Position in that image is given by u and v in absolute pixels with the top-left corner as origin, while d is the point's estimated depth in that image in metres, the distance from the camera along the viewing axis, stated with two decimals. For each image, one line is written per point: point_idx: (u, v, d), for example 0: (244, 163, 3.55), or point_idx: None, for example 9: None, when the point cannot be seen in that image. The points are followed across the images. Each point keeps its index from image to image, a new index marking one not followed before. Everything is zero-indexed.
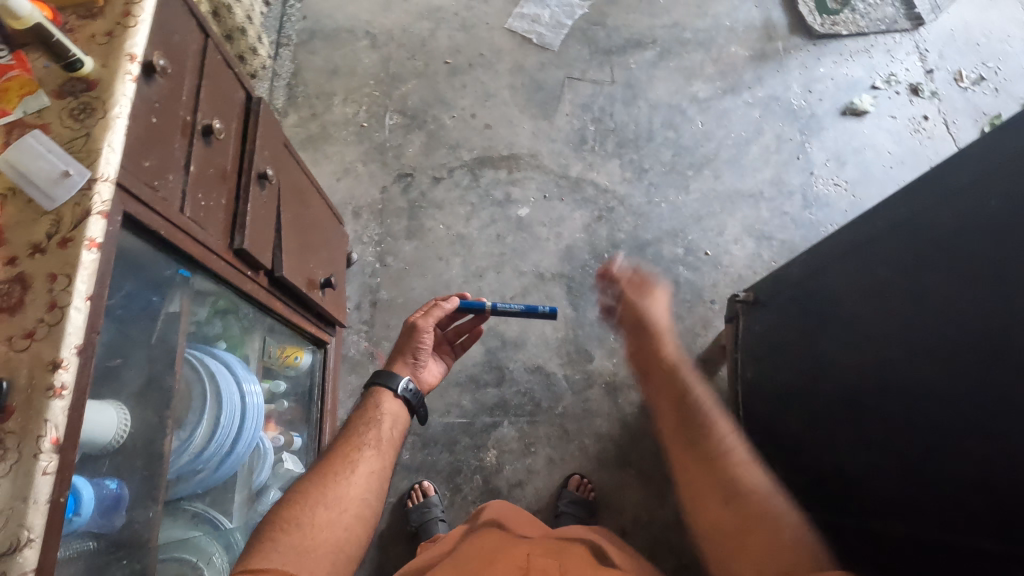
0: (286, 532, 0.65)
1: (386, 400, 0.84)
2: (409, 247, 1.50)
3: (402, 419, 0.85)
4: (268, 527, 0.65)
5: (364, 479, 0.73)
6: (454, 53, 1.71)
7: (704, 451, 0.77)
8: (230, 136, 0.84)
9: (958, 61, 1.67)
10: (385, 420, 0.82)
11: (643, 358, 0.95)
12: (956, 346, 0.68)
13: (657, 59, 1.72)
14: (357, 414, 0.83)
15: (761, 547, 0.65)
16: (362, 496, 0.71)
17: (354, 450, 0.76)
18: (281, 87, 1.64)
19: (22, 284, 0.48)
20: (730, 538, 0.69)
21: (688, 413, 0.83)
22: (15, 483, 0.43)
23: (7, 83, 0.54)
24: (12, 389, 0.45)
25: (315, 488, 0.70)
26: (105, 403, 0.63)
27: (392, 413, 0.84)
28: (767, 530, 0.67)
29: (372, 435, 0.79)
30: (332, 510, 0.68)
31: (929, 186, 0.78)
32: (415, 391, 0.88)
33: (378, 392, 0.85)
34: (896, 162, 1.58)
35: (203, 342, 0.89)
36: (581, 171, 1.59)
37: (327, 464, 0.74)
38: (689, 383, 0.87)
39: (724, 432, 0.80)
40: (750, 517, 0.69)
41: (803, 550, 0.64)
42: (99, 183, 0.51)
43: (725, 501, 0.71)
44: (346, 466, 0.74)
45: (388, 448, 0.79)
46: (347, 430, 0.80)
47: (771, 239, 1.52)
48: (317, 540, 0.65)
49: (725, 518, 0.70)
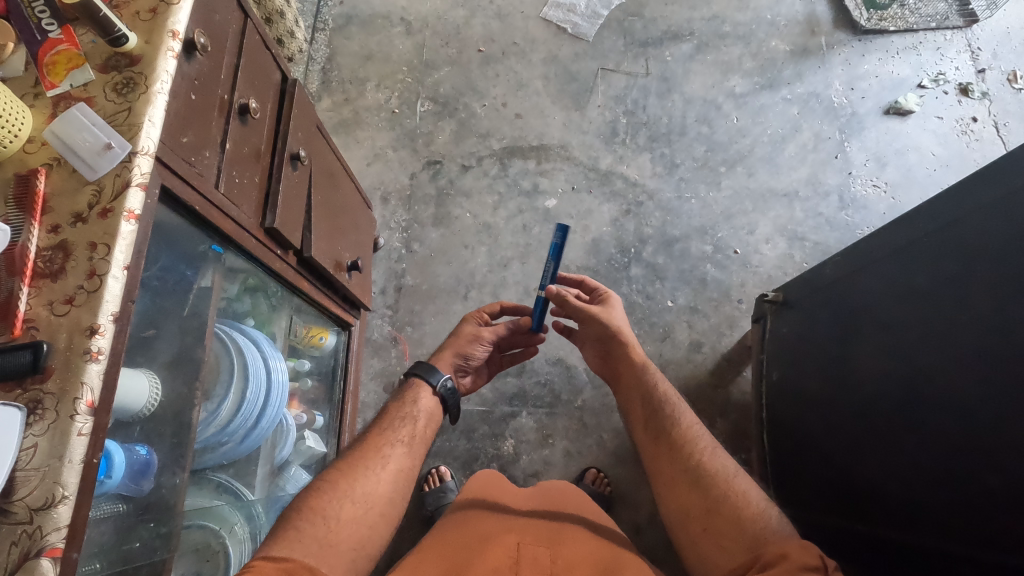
0: (312, 521, 0.64)
1: (424, 396, 0.86)
2: (435, 234, 1.51)
3: (435, 417, 0.86)
4: (295, 514, 0.65)
5: (392, 477, 0.74)
6: (487, 41, 1.70)
7: (668, 437, 0.76)
8: (265, 115, 0.85)
9: (1013, 61, 1.60)
10: (421, 417, 0.84)
11: (608, 350, 0.93)
12: (995, 359, 0.65)
13: (693, 52, 1.69)
14: (393, 407, 0.84)
15: (725, 528, 0.64)
16: (389, 494, 0.72)
17: (387, 444, 0.77)
18: (316, 71, 1.66)
19: (64, 251, 0.49)
20: (694, 521, 0.67)
21: (652, 403, 0.82)
22: (52, 441, 0.45)
23: (56, 57, 0.56)
24: (52, 351, 0.47)
25: (345, 480, 0.71)
26: (139, 371, 0.65)
27: (427, 411, 0.85)
28: (731, 509, 0.65)
29: (406, 432, 0.80)
30: (359, 505, 0.69)
31: (973, 192, 0.74)
32: (451, 387, 0.89)
33: (417, 384, 0.87)
34: (940, 165, 1.52)
35: (232, 318, 0.91)
36: (611, 164, 1.57)
37: (358, 456, 0.75)
38: (653, 373, 0.86)
39: (687, 418, 0.78)
40: (715, 497, 0.67)
41: (764, 529, 0.62)
42: (139, 157, 0.52)
43: (689, 484, 0.70)
44: (377, 461, 0.74)
45: (419, 446, 0.80)
46: (382, 423, 0.81)
47: (803, 239, 1.49)
48: (342, 534, 0.65)
49: (691, 501, 0.68)
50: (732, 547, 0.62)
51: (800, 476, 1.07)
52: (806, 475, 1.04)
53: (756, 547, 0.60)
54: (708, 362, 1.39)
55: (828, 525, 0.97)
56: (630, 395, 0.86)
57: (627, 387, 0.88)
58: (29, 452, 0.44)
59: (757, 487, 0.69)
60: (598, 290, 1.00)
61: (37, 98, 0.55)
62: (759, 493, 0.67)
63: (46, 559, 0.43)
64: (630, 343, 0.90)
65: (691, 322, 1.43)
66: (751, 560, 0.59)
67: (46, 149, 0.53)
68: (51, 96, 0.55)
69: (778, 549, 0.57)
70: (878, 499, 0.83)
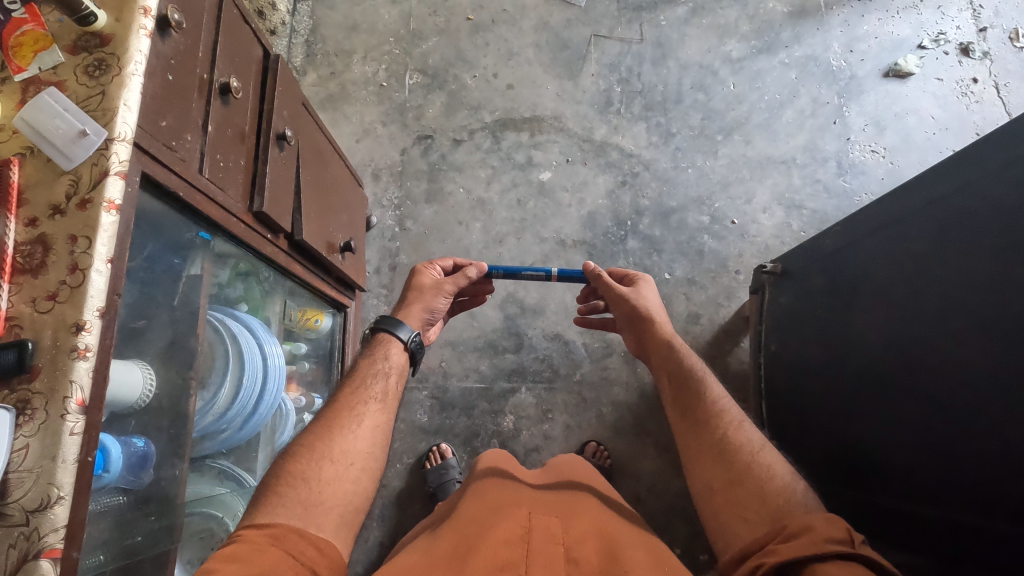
0: (293, 486, 0.63)
1: (394, 351, 0.84)
2: (429, 211, 1.48)
3: (405, 370, 0.84)
4: (275, 480, 0.64)
5: (369, 433, 0.73)
6: (476, 8, 1.64)
7: (695, 413, 0.76)
8: (248, 94, 0.82)
9: (1015, 18, 1.56)
10: (393, 373, 0.82)
11: (639, 334, 0.93)
12: (996, 330, 0.65)
13: (689, 16, 1.64)
14: (363, 364, 0.82)
15: (748, 500, 0.64)
16: (367, 450, 0.71)
17: (360, 402, 0.75)
18: (300, 44, 1.60)
19: (44, 246, 0.47)
20: (717, 493, 0.67)
21: (678, 378, 0.81)
22: (45, 442, 0.44)
23: (21, 38, 0.52)
24: (38, 350, 0.45)
25: (321, 441, 0.69)
26: (130, 363, 0.63)
27: (399, 366, 0.83)
28: (753, 482, 0.65)
29: (378, 388, 0.78)
30: (339, 464, 0.68)
31: (980, 156, 0.72)
32: (419, 340, 0.89)
33: (385, 339, 0.85)
34: (939, 128, 1.50)
35: (225, 304, 0.88)
36: (606, 134, 1.54)
37: (331, 415, 0.73)
38: (682, 349, 0.85)
39: (715, 392, 0.78)
40: (737, 471, 0.67)
41: (788, 503, 0.62)
42: (116, 143, 0.50)
43: (715, 456, 0.70)
44: (351, 419, 0.73)
45: (392, 402, 0.78)
46: (353, 380, 0.79)
47: (801, 208, 1.47)
48: (326, 493, 0.64)
49: (714, 475, 0.69)
50: (755, 518, 0.62)
51: (799, 443, 1.08)
52: (806, 444, 1.05)
53: (780, 519, 0.60)
54: (706, 334, 1.39)
55: (827, 491, 0.99)
56: (659, 373, 0.86)
57: (655, 365, 0.87)
58: (22, 453, 0.43)
59: (782, 460, 0.69)
60: (630, 273, 1.01)
61: (5, 83, 0.52)
62: (784, 469, 0.67)
63: (45, 560, 0.42)
64: (658, 321, 0.90)
65: (689, 294, 1.42)
66: (775, 530, 0.59)
67: (17, 137, 0.50)
68: (19, 80, 0.52)
69: (802, 522, 0.57)
70: (875, 467, 0.85)
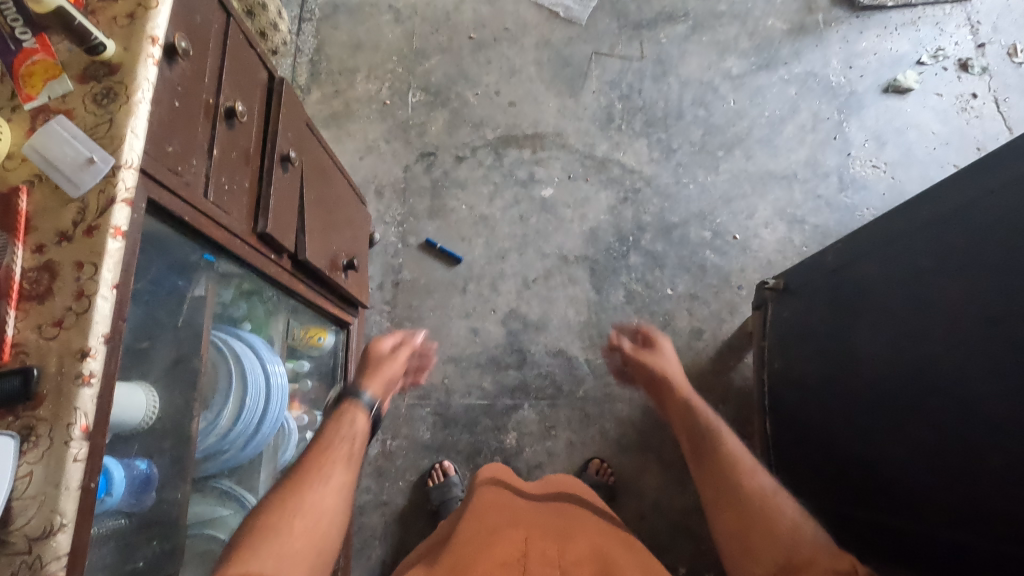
0: (262, 540, 0.63)
1: (359, 418, 0.88)
2: (431, 227, 1.49)
3: (366, 438, 0.87)
4: (243, 537, 0.63)
5: (338, 489, 0.73)
6: (478, 27, 1.66)
7: (709, 461, 0.77)
8: (253, 116, 0.83)
9: (1013, 34, 1.57)
10: (356, 439, 0.84)
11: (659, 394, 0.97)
12: (995, 349, 0.65)
13: (689, 33, 1.65)
14: (328, 430, 0.84)
15: (761, 539, 0.64)
16: (336, 504, 0.71)
17: (327, 461, 0.76)
18: (304, 63, 1.62)
19: (50, 272, 0.48)
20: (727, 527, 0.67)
21: (695, 431, 0.83)
22: (48, 469, 0.44)
23: (32, 68, 0.53)
24: (43, 377, 0.46)
25: (290, 496, 0.69)
26: (134, 385, 0.64)
27: (362, 432, 0.86)
28: (764, 519, 0.65)
29: (344, 450, 0.79)
30: (309, 518, 0.67)
31: (980, 175, 0.72)
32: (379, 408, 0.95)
33: (350, 408, 0.89)
34: (940, 143, 1.51)
35: (229, 323, 0.89)
36: (608, 151, 1.55)
37: (300, 472, 0.74)
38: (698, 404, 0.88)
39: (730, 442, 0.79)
40: (749, 509, 0.67)
41: (799, 538, 0.62)
42: (123, 170, 0.51)
43: (727, 498, 0.70)
44: (320, 475, 0.73)
45: (357, 464, 0.80)
46: (320, 443, 0.80)
47: (803, 223, 1.48)
48: (295, 546, 0.63)
49: (728, 517, 0.68)
50: (768, 557, 0.62)
51: (802, 460, 1.07)
52: (808, 462, 1.05)
53: (791, 556, 0.60)
54: (709, 349, 1.39)
55: (830, 509, 0.98)
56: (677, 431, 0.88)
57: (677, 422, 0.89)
58: (25, 480, 0.43)
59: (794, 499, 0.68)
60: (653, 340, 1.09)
61: (15, 111, 0.53)
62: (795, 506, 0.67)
63: None
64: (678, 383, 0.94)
65: (692, 309, 1.42)
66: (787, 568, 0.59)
67: (26, 164, 0.51)
68: (28, 109, 0.53)
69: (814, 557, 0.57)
70: (877, 485, 0.84)
